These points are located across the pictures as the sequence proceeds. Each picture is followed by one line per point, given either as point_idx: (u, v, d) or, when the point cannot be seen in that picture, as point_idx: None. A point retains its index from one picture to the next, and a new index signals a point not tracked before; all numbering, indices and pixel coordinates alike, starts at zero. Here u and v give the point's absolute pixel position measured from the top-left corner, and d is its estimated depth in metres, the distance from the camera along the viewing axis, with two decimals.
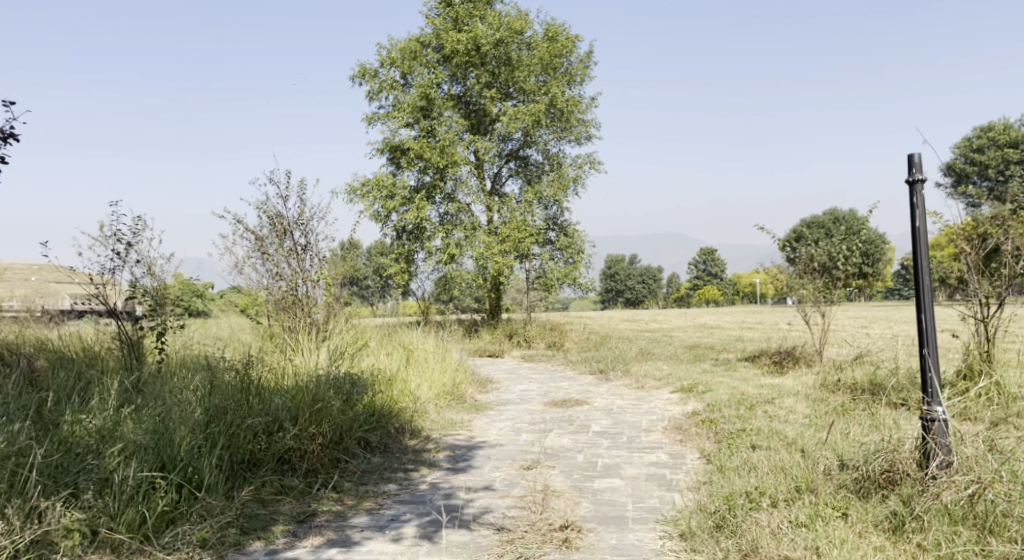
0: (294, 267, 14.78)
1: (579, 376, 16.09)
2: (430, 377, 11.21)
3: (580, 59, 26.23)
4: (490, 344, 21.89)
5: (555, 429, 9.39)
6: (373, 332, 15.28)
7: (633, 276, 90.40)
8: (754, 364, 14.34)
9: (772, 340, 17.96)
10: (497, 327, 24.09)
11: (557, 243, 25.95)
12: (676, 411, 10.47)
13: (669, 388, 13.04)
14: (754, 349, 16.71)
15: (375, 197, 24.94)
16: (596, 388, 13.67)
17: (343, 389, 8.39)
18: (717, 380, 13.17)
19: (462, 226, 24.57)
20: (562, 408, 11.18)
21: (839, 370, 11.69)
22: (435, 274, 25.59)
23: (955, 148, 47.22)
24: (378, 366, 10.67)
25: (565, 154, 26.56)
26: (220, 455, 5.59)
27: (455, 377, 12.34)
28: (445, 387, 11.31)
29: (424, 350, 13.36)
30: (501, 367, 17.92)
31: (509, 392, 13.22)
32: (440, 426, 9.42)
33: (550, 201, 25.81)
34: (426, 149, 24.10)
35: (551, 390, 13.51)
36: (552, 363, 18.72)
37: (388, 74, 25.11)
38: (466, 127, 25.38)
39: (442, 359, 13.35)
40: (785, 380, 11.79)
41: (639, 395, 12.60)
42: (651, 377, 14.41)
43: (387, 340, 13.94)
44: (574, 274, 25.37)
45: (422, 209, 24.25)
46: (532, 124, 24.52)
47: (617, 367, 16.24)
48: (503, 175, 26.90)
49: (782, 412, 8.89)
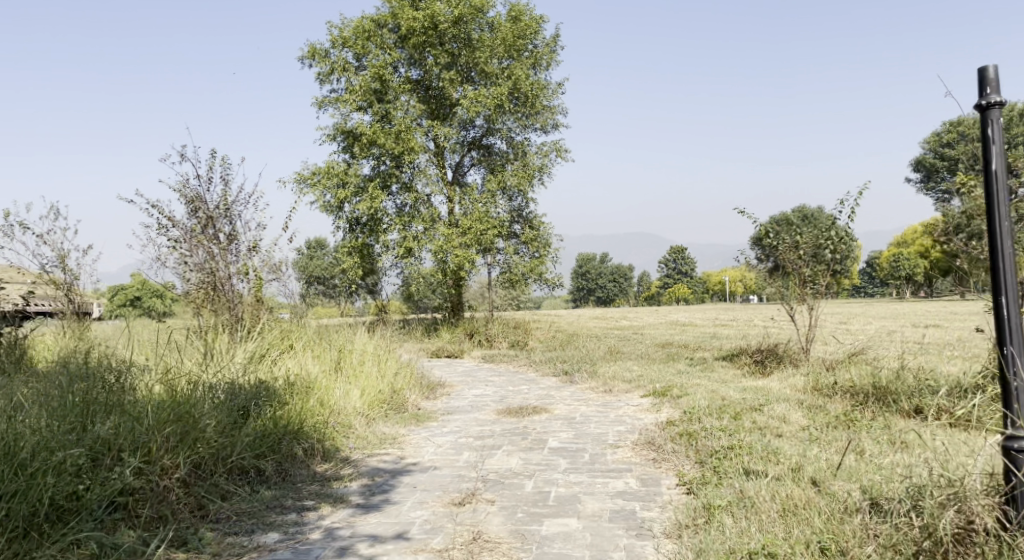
0: (211, 257, 12.81)
1: (542, 378, 14.52)
2: (358, 384, 9.60)
3: (546, 42, 24.67)
4: (448, 345, 20.25)
5: (505, 446, 7.82)
6: (307, 330, 13.60)
7: (605, 274, 89.01)
8: (734, 364, 12.90)
9: (751, 339, 16.57)
10: (458, 325, 22.45)
11: (521, 236, 24.40)
12: (648, 421, 8.96)
13: (641, 392, 11.53)
14: (732, 347, 15.27)
15: (325, 186, 23.09)
16: (559, 393, 12.11)
17: (234, 407, 6.88)
18: (695, 382, 11.70)
19: (420, 217, 22.89)
20: (517, 418, 9.61)
21: (831, 371, 10.28)
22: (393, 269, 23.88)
23: (927, 142, 46.38)
24: (296, 372, 9.01)
25: (529, 141, 25.02)
26: (10, 505, 4.16)
27: (391, 377, 10.76)
28: (379, 393, 9.71)
29: (359, 350, 11.76)
30: (456, 370, 16.28)
31: (460, 399, 11.63)
32: (365, 443, 7.80)
33: (514, 191, 24.26)
34: (379, 134, 22.26)
35: (508, 396, 11.92)
36: (514, 364, 17.12)
37: (339, 55, 23.29)
38: (424, 112, 23.70)
39: (383, 360, 11.71)
40: (771, 383, 10.34)
41: (606, 401, 11.07)
42: (620, 379, 12.89)
43: (320, 340, 12.31)
44: (540, 269, 23.82)
45: (376, 199, 22.48)
46: (495, 109, 22.92)
47: (583, 368, 14.71)
48: (464, 165, 25.31)
49: (776, 421, 7.42)
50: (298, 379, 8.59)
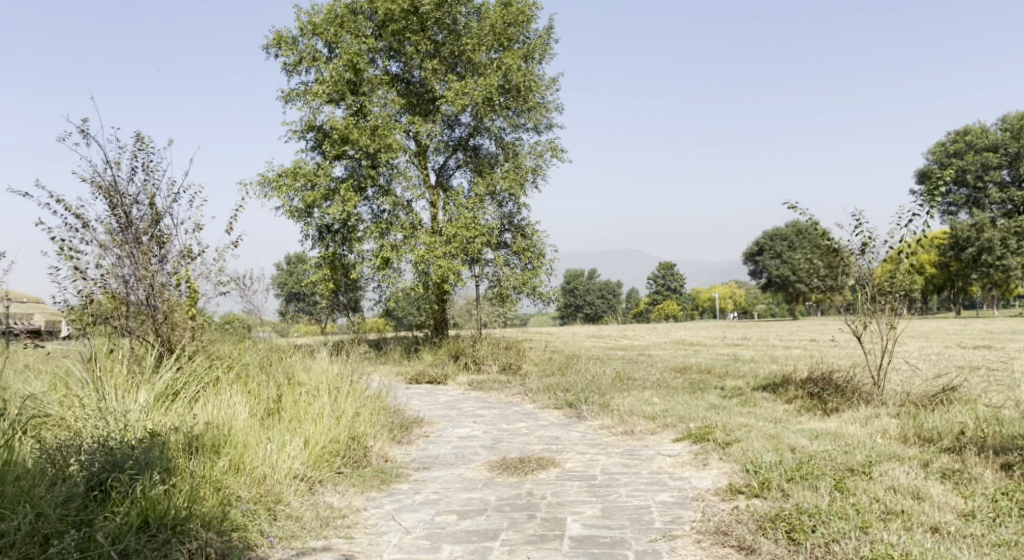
0: (127, 261, 9.96)
1: (541, 412, 12.00)
2: (296, 433, 7.07)
3: (539, 34, 22.32)
4: (430, 368, 17.78)
5: (505, 533, 5.32)
6: (255, 353, 11.07)
7: (593, 290, 86.48)
8: (779, 397, 10.50)
9: (781, 364, 14.21)
10: (441, 345, 19.91)
11: (512, 246, 22.01)
12: (702, 487, 6.49)
13: (674, 436, 9.07)
14: (769, 374, 12.84)
15: (292, 189, 20.46)
16: (566, 435, 9.61)
17: (81, 493, 4.71)
18: (740, 421, 9.27)
19: (400, 224, 20.45)
20: (518, 479, 7.09)
21: (928, 412, 7.89)
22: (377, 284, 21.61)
23: (929, 153, 44.49)
24: (218, 421, 6.53)
25: (521, 141, 22.68)
26: None
27: (346, 415, 8.21)
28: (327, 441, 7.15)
29: (310, 383, 9.26)
30: (437, 401, 13.73)
31: (442, 444, 9.11)
32: (300, 528, 5.31)
33: (503, 195, 21.84)
34: (353, 130, 19.69)
35: (501, 440, 9.39)
36: (507, 392, 14.63)
37: (309, 43, 20.82)
38: (404, 107, 21.25)
39: (345, 394, 9.23)
40: (848, 427, 7.93)
41: (630, 449, 8.59)
42: (640, 416, 10.42)
43: (267, 368, 9.82)
44: (534, 282, 21.36)
45: (349, 203, 19.88)
46: (483, 103, 20.51)
47: (591, 399, 12.21)
48: (449, 168, 23.02)
49: (914, 502, 4.99)
50: (202, 434, 6.07)
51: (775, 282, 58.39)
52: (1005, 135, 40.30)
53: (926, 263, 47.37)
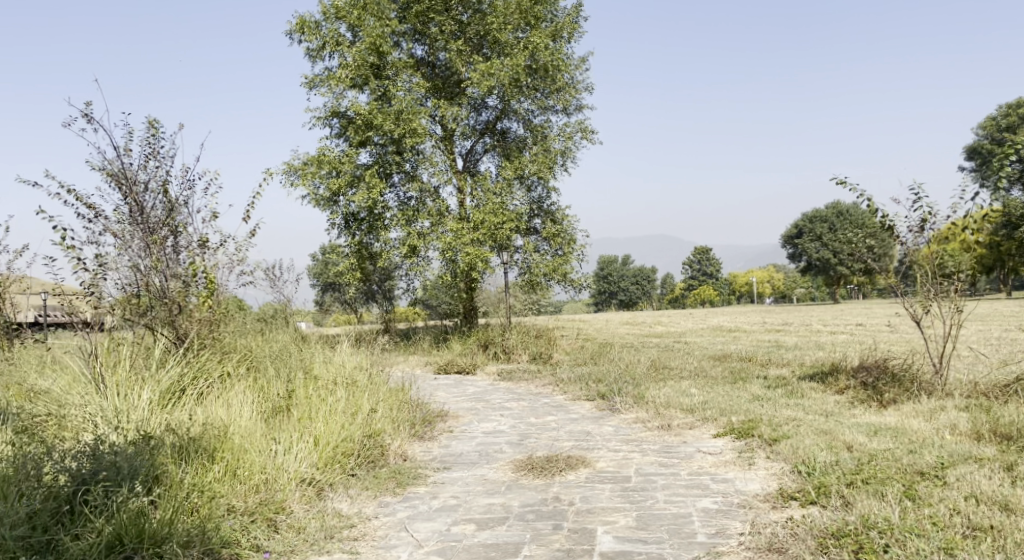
0: (141, 251, 9.44)
1: (572, 404, 11.38)
2: (306, 431, 6.53)
3: (568, 12, 21.51)
4: (459, 358, 17.26)
5: (529, 548, 4.72)
6: (273, 345, 10.59)
7: (627, 277, 85.31)
8: (828, 388, 9.74)
9: (827, 351, 13.40)
10: (470, 334, 19.35)
11: (542, 232, 21.37)
12: (749, 491, 5.82)
13: (715, 432, 8.40)
14: (814, 362, 12.05)
15: (317, 176, 20.02)
16: (598, 430, 8.99)
17: (45, 513, 4.28)
18: (788, 415, 8.56)
19: (427, 211, 19.91)
20: (545, 481, 6.47)
21: (1000, 407, 7.13)
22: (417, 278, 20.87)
23: (978, 129, 42.61)
24: (219, 419, 5.97)
25: (549, 123, 21.99)
26: None
27: (363, 410, 7.67)
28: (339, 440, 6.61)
29: (327, 377, 8.74)
30: (464, 393, 13.19)
31: (465, 441, 8.55)
32: (299, 541, 4.76)
33: (532, 179, 21.20)
34: (377, 115, 19.14)
35: (529, 436, 8.80)
36: (537, 383, 14.03)
37: (332, 26, 20.27)
38: (429, 90, 20.66)
39: (364, 388, 8.65)
40: (910, 422, 7.20)
41: (668, 446, 7.93)
42: (677, 409, 9.75)
43: (283, 361, 9.33)
44: (565, 268, 20.71)
45: (374, 190, 19.35)
46: (510, 84, 19.81)
47: (624, 390, 11.56)
48: (476, 153, 22.42)
49: (1007, 522, 4.29)
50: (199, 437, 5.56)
51: (815, 266, 56.86)
52: None
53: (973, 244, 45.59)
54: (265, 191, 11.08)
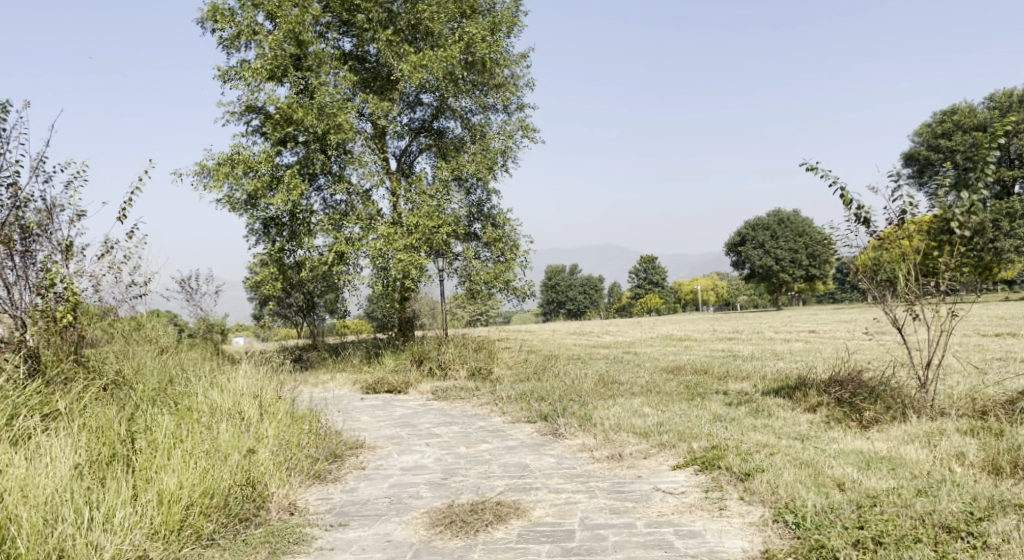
0: None
1: (511, 428, 9.98)
2: (153, 477, 5.27)
3: (507, 4, 20.26)
4: (390, 375, 15.70)
5: None
6: (166, 369, 9.19)
7: (575, 286, 84.34)
8: (797, 405, 8.54)
9: (788, 362, 12.28)
10: (404, 348, 17.76)
11: (482, 237, 20.03)
12: (727, 555, 4.55)
13: (676, 464, 7.10)
14: (779, 374, 10.89)
15: (231, 177, 18.37)
16: (539, 463, 7.62)
17: None
18: (758, 439, 7.31)
19: (357, 216, 18.35)
20: (467, 543, 5.10)
21: (1014, 430, 5.99)
22: (358, 300, 19.11)
23: (915, 135, 42.56)
24: (16, 472, 4.78)
25: (489, 121, 20.73)
26: None
27: (246, 445, 6.35)
28: (199, 486, 5.33)
29: (213, 409, 7.41)
30: (391, 416, 11.67)
31: (377, 483, 7.10)
32: None
33: (472, 180, 19.94)
34: (297, 109, 17.55)
35: (455, 473, 7.38)
36: (474, 402, 12.59)
37: (247, 14, 18.62)
38: (357, 84, 19.19)
39: (250, 420, 7.30)
40: (909, 450, 6.02)
41: (620, 483, 6.61)
42: (629, 434, 8.43)
43: (164, 395, 7.96)
44: (507, 276, 19.28)
45: (295, 192, 17.73)
46: (445, 77, 18.44)
47: (570, 410, 10.21)
48: (412, 154, 20.97)
49: None
50: None
51: (758, 273, 56.76)
52: (992, 115, 38.50)
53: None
54: (140, 192, 10.34)
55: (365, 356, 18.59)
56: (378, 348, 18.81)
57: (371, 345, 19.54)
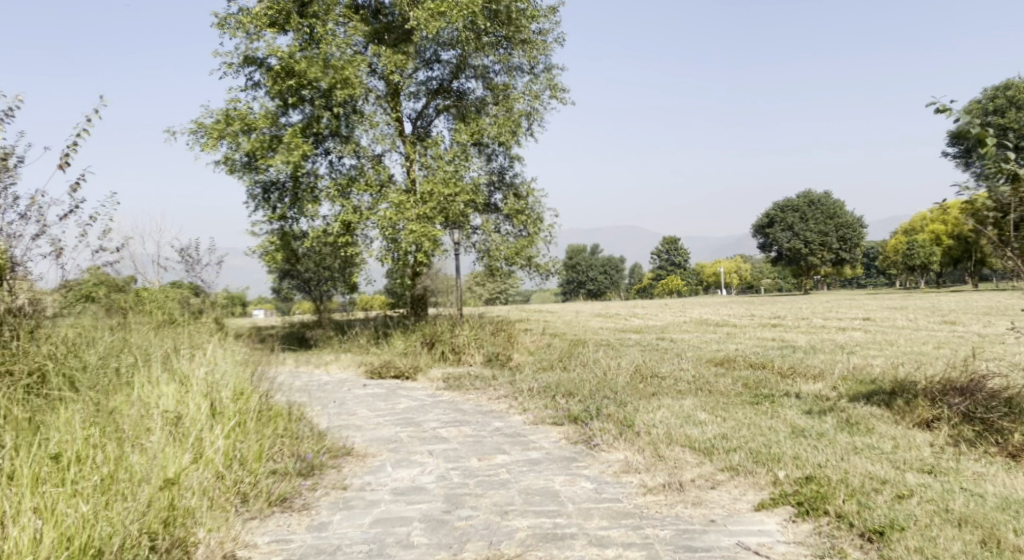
0: None
1: (534, 433, 8.18)
2: (7, 535, 3.90)
3: None
4: (397, 359, 13.95)
5: None
6: (123, 355, 7.65)
7: (596, 266, 82.14)
8: (903, 419, 6.67)
9: (864, 356, 10.31)
10: (413, 329, 15.96)
11: (504, 209, 18.16)
12: None
13: (759, 502, 5.26)
14: (859, 372, 8.98)
15: (227, 135, 16.59)
16: (573, 490, 5.82)
17: None
18: (870, 471, 5.42)
19: (365, 182, 16.52)
20: None
21: None
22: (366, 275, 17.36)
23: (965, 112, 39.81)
24: None
25: (513, 82, 18.72)
26: None
27: (171, 466, 4.90)
28: (70, 549, 3.94)
29: (146, 404, 5.89)
30: (391, 410, 9.88)
31: (359, 518, 5.36)
32: None
33: (493, 145, 18.06)
34: (300, 61, 15.71)
35: (463, 503, 5.61)
36: (489, 395, 10.78)
37: None
38: (367, 35, 17.29)
39: (192, 428, 5.68)
40: None
41: (686, 532, 4.79)
42: (687, 451, 6.56)
43: (96, 392, 6.42)
44: (530, 252, 17.42)
45: (296, 151, 15.89)
46: (467, 26, 16.46)
47: (605, 412, 8.36)
48: (427, 116, 19.05)
49: None
50: None
51: (787, 255, 54.40)
52: None
53: (944, 233, 43.60)
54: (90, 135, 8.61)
55: (369, 335, 16.82)
56: (386, 328, 17.05)
57: (379, 324, 17.81)
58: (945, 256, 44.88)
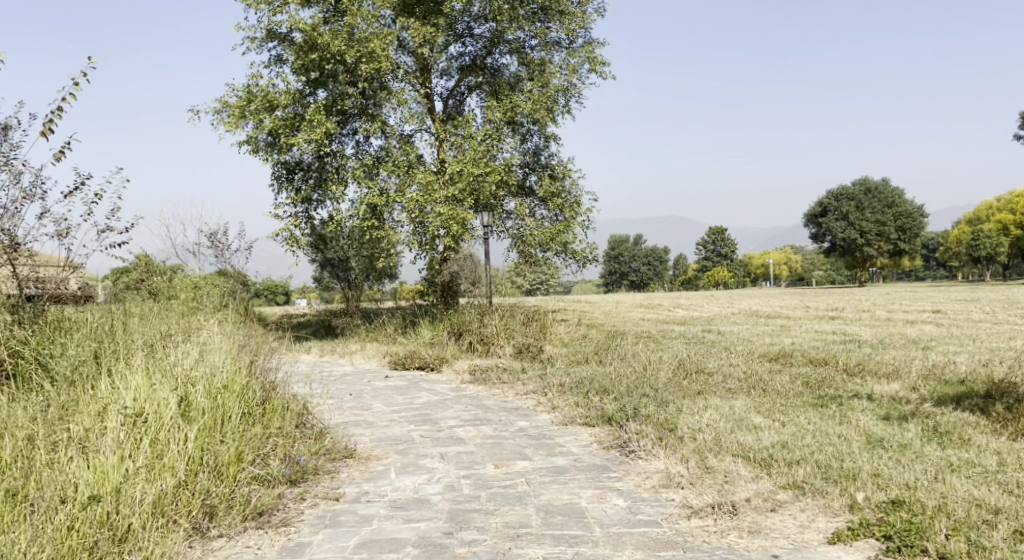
0: None
1: (563, 435, 7.20)
2: None
3: None
4: (423, 349, 13.10)
5: None
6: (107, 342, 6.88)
7: (640, 257, 80.48)
8: (1004, 430, 5.54)
9: (943, 353, 9.07)
10: (442, 317, 15.09)
11: (539, 192, 17.16)
12: None
13: (834, 533, 4.24)
14: (939, 372, 7.81)
15: (250, 114, 15.88)
16: (603, 509, 4.84)
17: None
18: (975, 497, 4.35)
19: (393, 162, 15.67)
20: None
21: None
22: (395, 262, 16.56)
23: None
24: None
25: (551, 57, 17.66)
26: None
27: (108, 479, 4.36)
28: None
29: (107, 399, 5.12)
30: (408, 405, 9.00)
31: (344, 537, 4.49)
32: None
33: (528, 124, 17.08)
34: (324, 34, 14.88)
35: (471, 523, 4.69)
36: (517, 390, 9.82)
37: None
38: (396, 8, 16.40)
39: (152, 428, 4.87)
40: None
41: None
42: (740, 462, 5.52)
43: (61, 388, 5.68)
44: (566, 237, 16.42)
45: (320, 129, 15.05)
46: None
47: (644, 412, 7.34)
48: (459, 94, 18.11)
49: None
50: None
51: (839, 246, 52.24)
52: None
53: (1010, 223, 41.14)
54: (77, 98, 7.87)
55: (397, 323, 16.00)
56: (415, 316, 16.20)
57: (407, 312, 16.99)
58: (1012, 247, 42.35)
